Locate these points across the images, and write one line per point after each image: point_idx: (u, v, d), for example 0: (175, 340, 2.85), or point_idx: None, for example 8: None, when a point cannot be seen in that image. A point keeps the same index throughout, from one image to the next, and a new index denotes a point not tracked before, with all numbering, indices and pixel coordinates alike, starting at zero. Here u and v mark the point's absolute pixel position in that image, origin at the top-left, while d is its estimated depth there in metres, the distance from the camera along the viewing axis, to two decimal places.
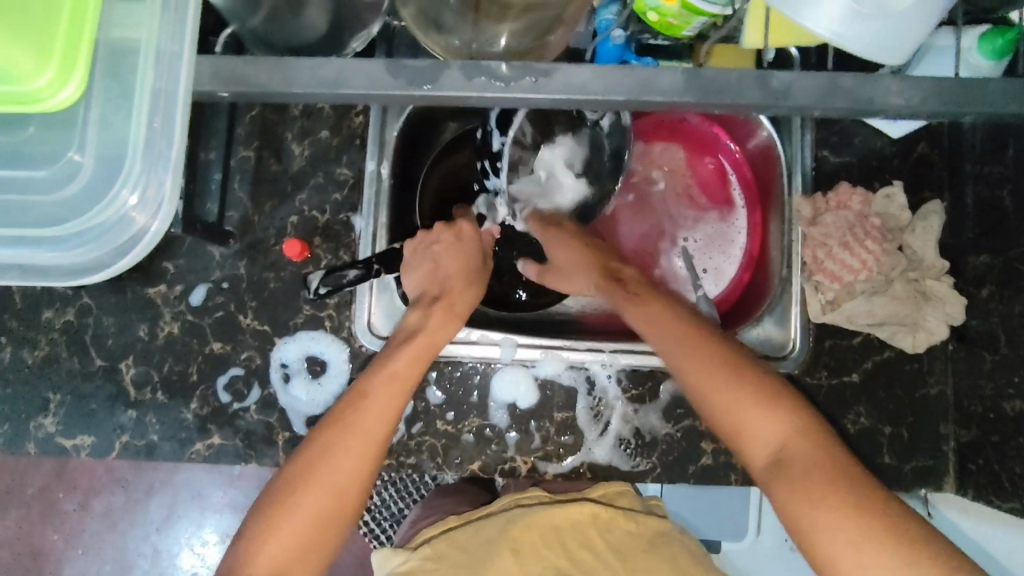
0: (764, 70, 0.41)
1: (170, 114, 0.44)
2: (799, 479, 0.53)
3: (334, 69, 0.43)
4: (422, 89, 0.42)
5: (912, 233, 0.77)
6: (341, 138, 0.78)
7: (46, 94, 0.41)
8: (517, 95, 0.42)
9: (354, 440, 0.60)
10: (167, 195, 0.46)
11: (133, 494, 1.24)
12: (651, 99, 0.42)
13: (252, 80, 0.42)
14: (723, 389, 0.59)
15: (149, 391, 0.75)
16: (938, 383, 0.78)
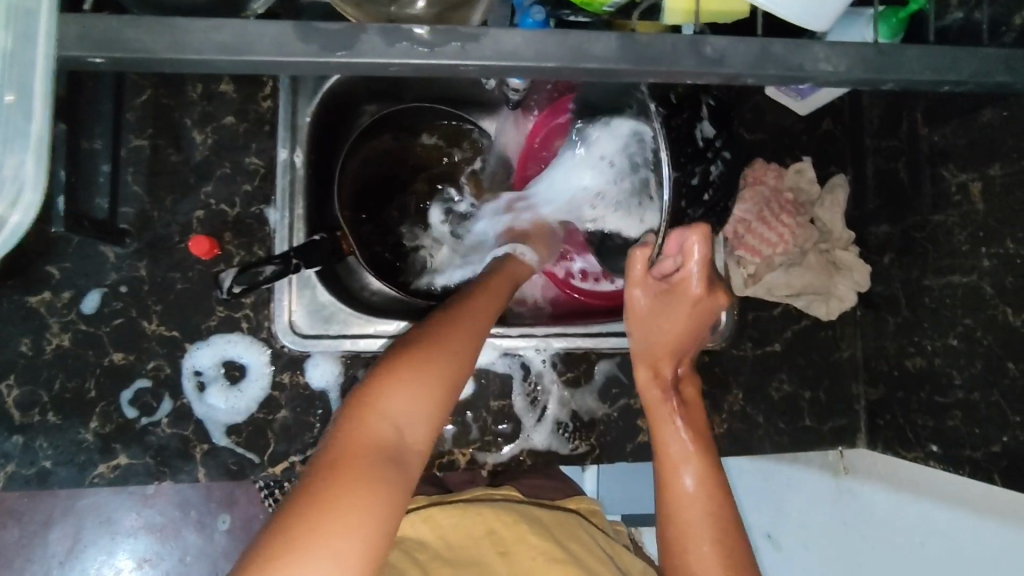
0: (697, 36, 0.40)
1: (26, 87, 0.36)
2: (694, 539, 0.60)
3: (235, 35, 0.37)
4: (336, 56, 0.37)
5: (821, 207, 0.81)
6: (248, 124, 0.73)
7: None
8: (443, 63, 0.38)
9: (472, 337, 0.57)
10: (24, 182, 0.37)
11: (27, 528, 1.13)
12: (583, 67, 0.39)
13: (130, 46, 0.36)
14: (705, 525, 0.61)
15: (37, 412, 0.67)
16: (849, 346, 0.82)
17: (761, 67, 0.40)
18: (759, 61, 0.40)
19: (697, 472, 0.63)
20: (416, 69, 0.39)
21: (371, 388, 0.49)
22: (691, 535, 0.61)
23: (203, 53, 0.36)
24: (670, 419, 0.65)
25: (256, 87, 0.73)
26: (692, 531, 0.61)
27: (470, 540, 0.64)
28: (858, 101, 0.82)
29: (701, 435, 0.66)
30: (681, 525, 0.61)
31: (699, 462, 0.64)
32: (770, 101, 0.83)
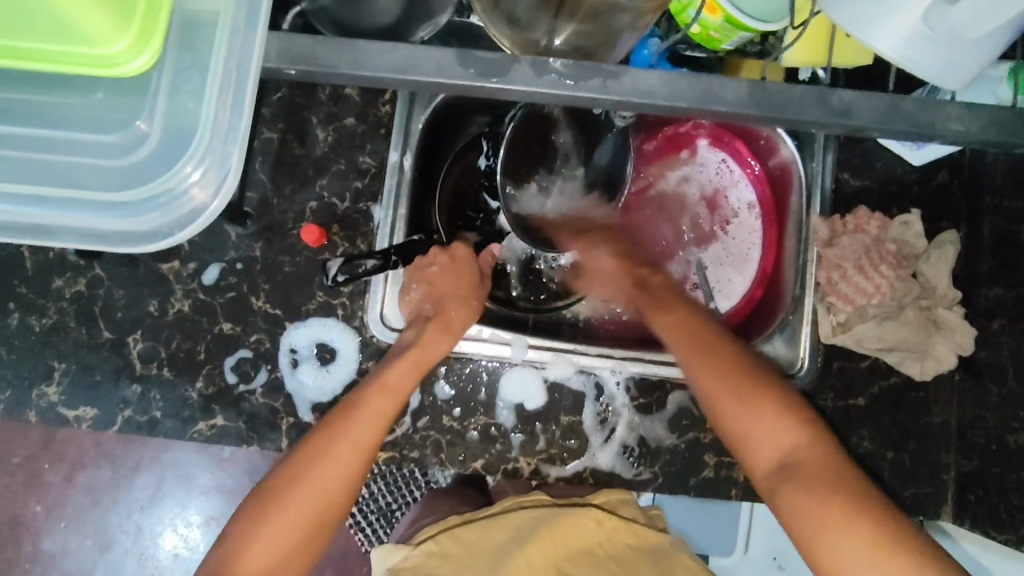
0: (825, 87, 0.42)
1: (240, 87, 0.45)
2: (804, 492, 0.54)
3: (401, 57, 0.43)
4: (491, 82, 0.43)
5: (926, 261, 0.78)
6: (367, 126, 0.78)
7: (120, 61, 0.41)
8: (587, 95, 0.43)
9: (355, 450, 0.63)
10: (231, 170, 0.46)
11: (120, 470, 1.26)
12: (711, 108, 0.42)
13: (317, 60, 0.43)
14: (765, 435, 0.57)
15: (155, 366, 0.75)
16: (942, 411, 0.78)
17: (894, 122, 0.42)
18: (891, 115, 0.42)
19: (722, 371, 0.60)
20: (558, 98, 0.44)
21: (233, 542, 0.59)
22: (764, 445, 0.57)
23: (376, 69, 0.43)
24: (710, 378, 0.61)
25: (377, 92, 0.78)
26: (749, 435, 0.58)
27: (493, 544, 0.73)
28: (979, 157, 0.78)
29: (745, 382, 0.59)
30: (731, 431, 0.59)
31: (718, 364, 0.61)
32: (882, 148, 0.81)
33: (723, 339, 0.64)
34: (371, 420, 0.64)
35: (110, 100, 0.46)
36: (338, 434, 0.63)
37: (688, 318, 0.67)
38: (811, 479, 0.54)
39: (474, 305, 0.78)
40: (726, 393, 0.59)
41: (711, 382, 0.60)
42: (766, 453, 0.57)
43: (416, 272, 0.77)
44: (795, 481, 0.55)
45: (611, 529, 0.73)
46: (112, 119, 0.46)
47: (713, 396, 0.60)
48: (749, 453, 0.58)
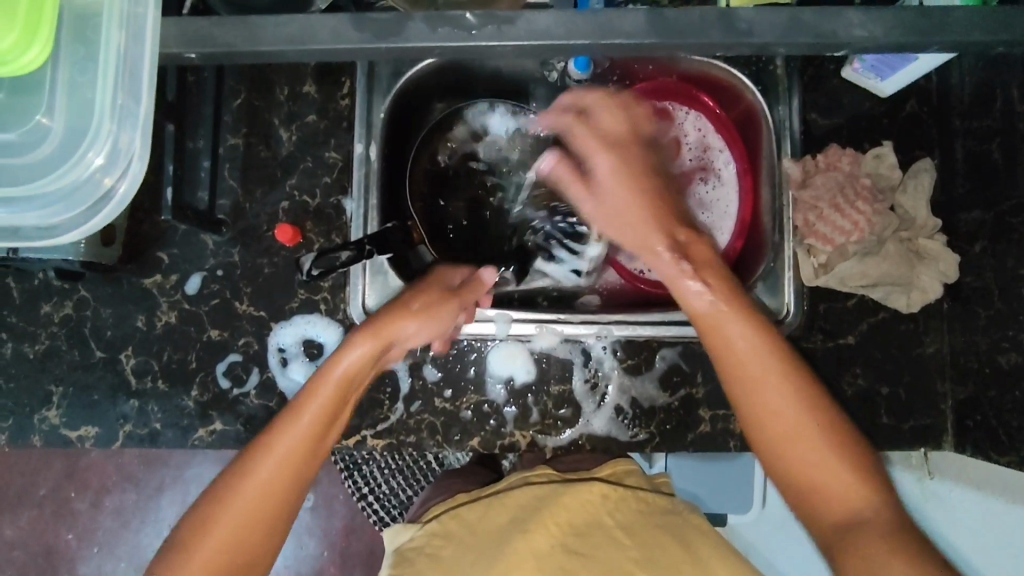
0: (729, 10, 0.44)
1: (135, 76, 0.46)
2: (874, 553, 0.50)
3: (299, 28, 0.45)
4: (386, 43, 0.45)
5: (903, 193, 0.77)
6: (328, 121, 0.79)
7: (8, 58, 0.43)
8: (482, 43, 0.45)
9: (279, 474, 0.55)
10: (135, 155, 0.47)
11: (144, 490, 1.36)
12: (612, 42, 0.44)
13: (218, 41, 0.45)
14: (818, 462, 0.54)
15: (150, 379, 0.76)
16: (934, 341, 0.78)
17: (794, 36, 0.44)
18: (790, 29, 0.44)
19: (774, 386, 0.56)
20: (456, 49, 0.46)
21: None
22: (837, 486, 0.54)
23: (276, 43, 0.45)
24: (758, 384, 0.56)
25: (336, 87, 0.79)
26: (812, 475, 0.54)
27: (497, 527, 0.73)
28: (947, 80, 0.77)
29: (808, 403, 0.56)
30: (784, 456, 0.55)
31: (791, 388, 0.56)
32: (847, 84, 0.80)
33: (792, 355, 0.57)
34: (294, 441, 0.56)
35: (9, 96, 0.47)
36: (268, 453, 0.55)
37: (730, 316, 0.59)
38: (876, 537, 0.51)
39: (421, 314, 0.63)
40: (816, 427, 0.55)
41: (781, 404, 0.56)
42: (831, 493, 0.54)
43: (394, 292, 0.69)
44: (866, 541, 0.51)
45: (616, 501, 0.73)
46: (12, 115, 0.48)
47: (776, 423, 0.56)
48: (818, 499, 0.54)
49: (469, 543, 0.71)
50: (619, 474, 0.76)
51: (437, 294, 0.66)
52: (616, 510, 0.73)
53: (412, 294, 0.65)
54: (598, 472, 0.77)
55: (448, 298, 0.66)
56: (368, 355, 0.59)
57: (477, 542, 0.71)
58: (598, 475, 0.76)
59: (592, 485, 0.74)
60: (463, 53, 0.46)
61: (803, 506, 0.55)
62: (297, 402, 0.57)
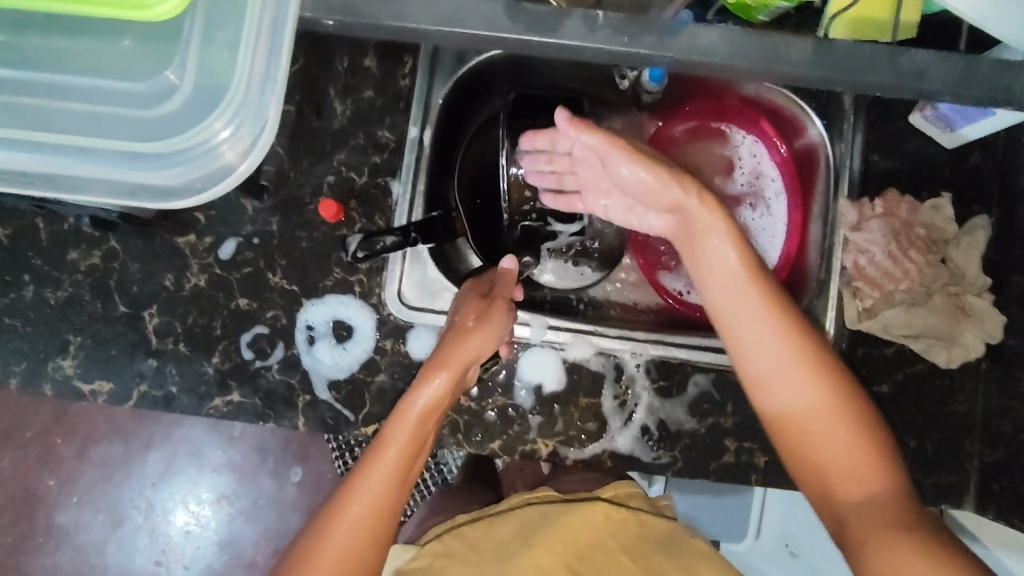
0: (899, 49, 0.46)
1: (275, 38, 0.45)
2: (885, 547, 0.49)
3: (447, 10, 0.44)
4: (537, 37, 0.44)
5: (956, 247, 0.76)
6: (385, 99, 0.76)
7: (152, 4, 0.42)
8: (643, 51, 0.45)
9: (407, 443, 0.62)
10: (267, 124, 0.46)
11: (132, 445, 1.34)
12: (783, 69, 0.45)
13: (351, 9, 0.44)
14: (835, 438, 0.54)
15: (171, 341, 0.74)
16: (968, 400, 0.76)
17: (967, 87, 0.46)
18: (964, 81, 0.46)
19: (784, 349, 0.56)
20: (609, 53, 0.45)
21: (302, 544, 0.59)
22: (841, 462, 0.54)
23: (421, 21, 0.44)
24: (758, 352, 0.57)
25: (397, 65, 0.77)
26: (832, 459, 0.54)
27: (501, 543, 0.74)
28: (1017, 138, 0.76)
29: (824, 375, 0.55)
30: (789, 439, 0.56)
31: (814, 376, 0.55)
32: (914, 129, 0.78)
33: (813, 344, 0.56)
34: (378, 480, 0.60)
35: (146, 48, 0.49)
36: (400, 413, 0.63)
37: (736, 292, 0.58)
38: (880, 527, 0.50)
39: (478, 328, 0.68)
40: (817, 410, 0.55)
41: (797, 393, 0.55)
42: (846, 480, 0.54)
43: (467, 291, 0.73)
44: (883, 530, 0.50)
45: (620, 520, 0.75)
46: (146, 68, 0.48)
47: (778, 401, 0.56)
48: (821, 489, 0.55)
49: (472, 560, 0.72)
50: (623, 497, 0.78)
51: (483, 305, 0.70)
52: (619, 530, 0.75)
53: (463, 309, 0.70)
54: (602, 493, 0.79)
55: (492, 302, 0.70)
56: (446, 386, 0.64)
57: (479, 558, 0.72)
58: (602, 495, 0.78)
59: (596, 503, 0.76)
60: (618, 59, 0.46)
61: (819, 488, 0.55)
62: (385, 433, 0.62)
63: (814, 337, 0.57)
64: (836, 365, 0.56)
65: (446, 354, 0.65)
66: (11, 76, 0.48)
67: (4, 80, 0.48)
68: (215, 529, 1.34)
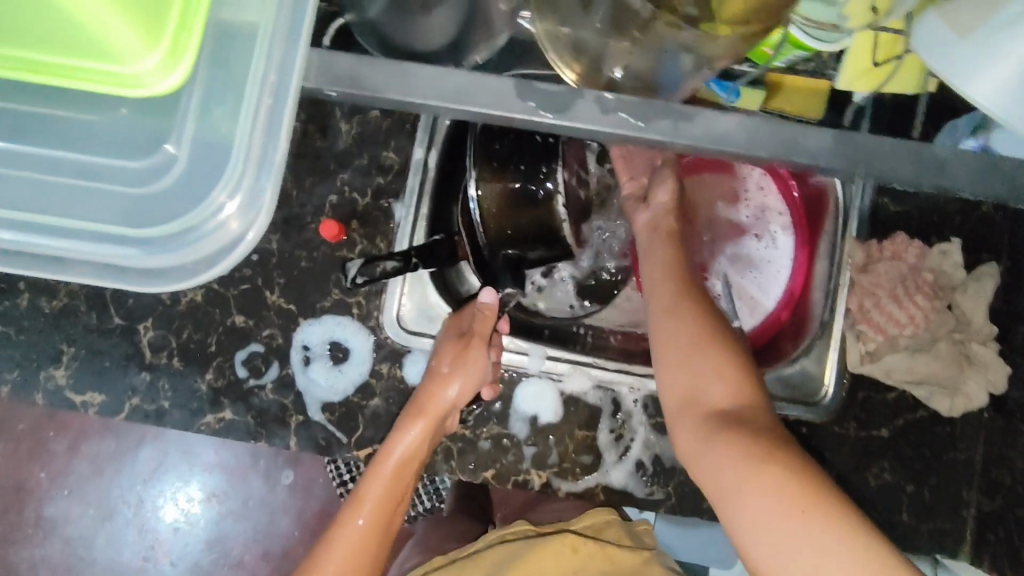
0: (924, 145, 0.47)
1: (277, 110, 0.45)
2: (732, 465, 0.50)
3: (457, 86, 0.45)
4: (551, 115, 0.45)
5: (963, 293, 0.75)
6: (392, 121, 0.76)
7: (149, 80, 0.41)
8: (654, 137, 0.46)
9: (388, 492, 0.68)
10: (264, 204, 0.47)
11: (124, 443, 1.33)
12: (796, 156, 0.46)
13: (362, 80, 0.45)
14: (691, 369, 0.56)
15: (165, 356, 0.73)
16: (967, 449, 0.75)
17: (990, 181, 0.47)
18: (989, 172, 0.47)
19: (718, 373, 0.56)
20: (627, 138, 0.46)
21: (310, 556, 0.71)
22: (715, 403, 0.55)
23: (427, 96, 0.45)
24: (671, 317, 0.60)
25: None
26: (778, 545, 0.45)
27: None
28: None
29: (693, 342, 0.57)
30: (671, 363, 0.58)
31: (717, 452, 0.52)
32: None
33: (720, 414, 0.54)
34: (351, 540, 0.67)
35: (138, 119, 0.48)
36: (379, 464, 0.68)
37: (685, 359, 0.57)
38: (745, 442, 0.51)
39: (453, 373, 0.69)
40: (737, 415, 0.54)
41: (723, 485, 0.51)
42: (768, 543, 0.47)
43: (449, 327, 0.74)
44: (730, 437, 0.52)
45: (588, 554, 0.75)
46: (142, 141, 0.48)
47: (717, 498, 0.51)
48: (698, 407, 0.56)
49: None
50: (598, 527, 0.78)
51: (459, 347, 0.71)
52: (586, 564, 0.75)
53: (441, 352, 0.71)
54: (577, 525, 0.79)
55: (469, 343, 0.71)
56: (421, 437, 0.66)
57: None
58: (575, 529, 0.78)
59: (565, 535, 0.76)
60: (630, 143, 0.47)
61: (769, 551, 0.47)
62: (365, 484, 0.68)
63: (715, 309, 0.61)
64: (720, 318, 0.60)
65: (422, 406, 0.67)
66: (2, 149, 0.47)
67: None
68: (204, 526, 1.34)
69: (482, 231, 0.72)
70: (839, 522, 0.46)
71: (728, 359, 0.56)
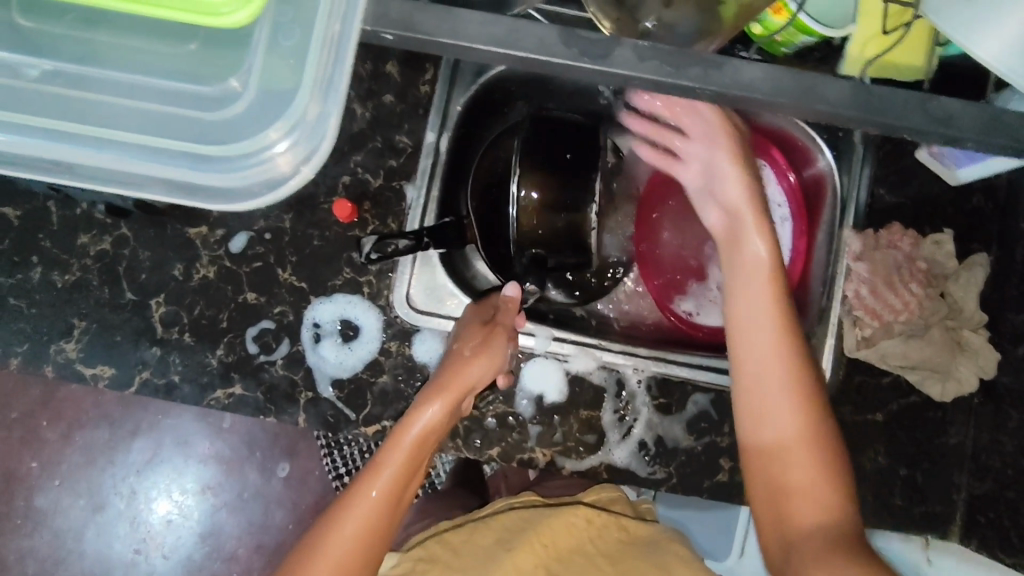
0: (927, 96, 0.49)
1: (338, 54, 0.47)
2: (811, 559, 0.53)
3: (503, 30, 0.47)
4: (589, 61, 0.47)
5: (955, 282, 0.78)
6: (404, 105, 0.77)
7: (226, 11, 0.41)
8: (688, 83, 0.48)
9: (394, 478, 0.63)
10: (320, 141, 0.48)
11: (119, 431, 1.33)
12: (818, 106, 0.48)
13: (410, 24, 0.46)
14: (784, 416, 0.58)
15: (176, 331, 0.74)
16: (958, 434, 0.78)
17: (986, 132, 0.49)
18: (990, 126, 0.49)
19: (793, 421, 0.58)
20: (658, 83, 0.48)
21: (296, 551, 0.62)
22: (796, 455, 0.57)
23: (474, 41, 0.46)
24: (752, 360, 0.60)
25: (418, 72, 0.78)
26: (793, 479, 0.57)
27: (478, 548, 0.75)
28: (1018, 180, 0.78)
29: (801, 394, 0.58)
30: (749, 412, 0.60)
31: (799, 404, 0.58)
32: (920, 166, 0.80)
33: (817, 386, 0.59)
34: (361, 514, 0.62)
35: (207, 50, 0.49)
36: (394, 442, 0.64)
37: (773, 341, 0.60)
38: (824, 538, 0.54)
39: (475, 357, 0.68)
40: (838, 538, 0.53)
41: (781, 420, 0.58)
42: (804, 508, 0.56)
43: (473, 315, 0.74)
44: (811, 514, 0.55)
45: (602, 524, 0.77)
46: (210, 72, 0.49)
47: (770, 430, 0.58)
48: (775, 479, 0.58)
49: (452, 563, 0.73)
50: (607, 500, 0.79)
51: (483, 333, 0.71)
52: (600, 537, 0.77)
53: (465, 335, 0.71)
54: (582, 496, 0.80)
55: (492, 330, 0.71)
56: (441, 414, 0.64)
57: (461, 561, 0.74)
58: (583, 500, 0.79)
59: (576, 507, 0.77)
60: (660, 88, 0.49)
61: (777, 520, 0.57)
62: (378, 460, 0.64)
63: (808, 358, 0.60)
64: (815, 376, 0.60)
65: (449, 381, 0.65)
66: (76, 72, 0.48)
67: (66, 73, 0.48)
68: (198, 519, 1.33)
69: (514, 232, 0.74)
70: None
71: (824, 416, 0.58)
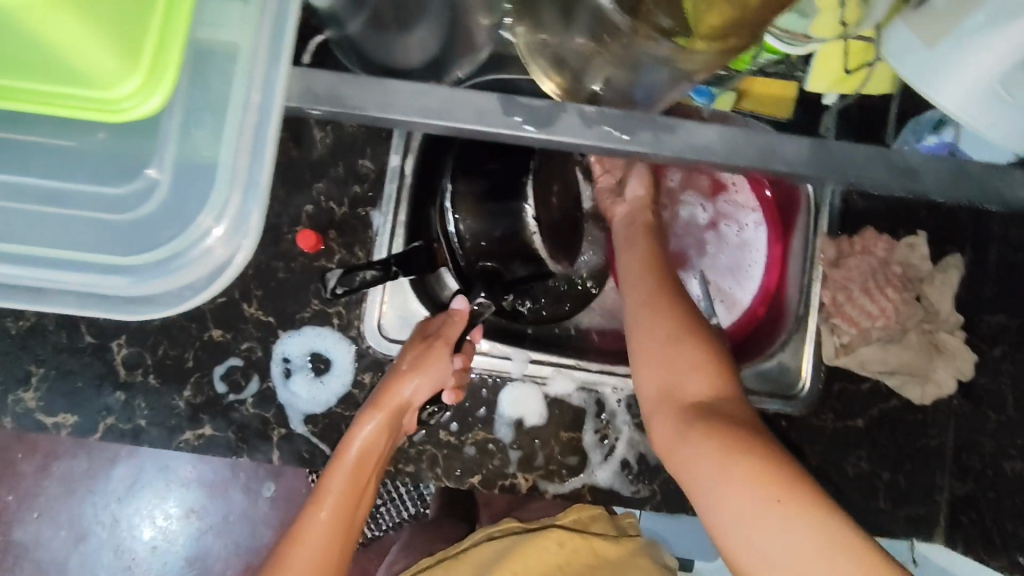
0: (887, 149, 0.49)
1: (260, 137, 0.45)
2: (727, 491, 0.49)
3: (438, 101, 0.46)
4: (536, 130, 0.46)
5: (930, 285, 0.77)
6: (367, 129, 0.75)
7: (127, 105, 0.39)
8: (639, 149, 0.47)
9: (342, 495, 0.67)
10: (251, 229, 0.46)
11: (97, 460, 1.29)
12: (773, 165, 0.47)
13: (344, 102, 0.46)
14: (667, 362, 0.58)
15: (140, 373, 0.71)
16: (938, 435, 0.78)
17: (955, 187, 0.49)
18: (956, 178, 0.49)
19: (690, 367, 0.57)
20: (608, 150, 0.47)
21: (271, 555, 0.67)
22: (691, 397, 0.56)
23: (407, 112, 0.46)
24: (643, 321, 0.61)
25: None
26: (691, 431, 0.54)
27: None
28: None
29: (683, 339, 0.58)
30: (643, 367, 0.60)
31: (690, 359, 0.57)
32: None
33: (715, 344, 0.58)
34: (326, 515, 0.67)
35: (120, 143, 0.47)
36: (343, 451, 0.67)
37: (654, 312, 0.61)
38: (725, 470, 0.50)
39: (413, 371, 0.68)
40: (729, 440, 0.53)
41: (687, 374, 0.57)
42: (698, 463, 0.52)
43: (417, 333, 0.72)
44: (703, 429, 0.53)
45: (576, 547, 0.76)
46: (120, 169, 0.47)
47: (655, 381, 0.58)
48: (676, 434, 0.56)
49: None
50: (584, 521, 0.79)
51: (422, 347, 0.70)
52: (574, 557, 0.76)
53: (405, 351, 0.70)
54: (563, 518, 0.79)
55: (432, 344, 0.69)
56: (380, 427, 0.66)
57: None
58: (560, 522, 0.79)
59: (550, 531, 0.77)
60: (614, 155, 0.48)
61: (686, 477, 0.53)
62: (324, 482, 0.67)
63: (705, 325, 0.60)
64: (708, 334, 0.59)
65: (378, 398, 0.67)
66: None
67: None
68: (184, 544, 1.31)
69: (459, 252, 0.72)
70: (812, 515, 0.46)
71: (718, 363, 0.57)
